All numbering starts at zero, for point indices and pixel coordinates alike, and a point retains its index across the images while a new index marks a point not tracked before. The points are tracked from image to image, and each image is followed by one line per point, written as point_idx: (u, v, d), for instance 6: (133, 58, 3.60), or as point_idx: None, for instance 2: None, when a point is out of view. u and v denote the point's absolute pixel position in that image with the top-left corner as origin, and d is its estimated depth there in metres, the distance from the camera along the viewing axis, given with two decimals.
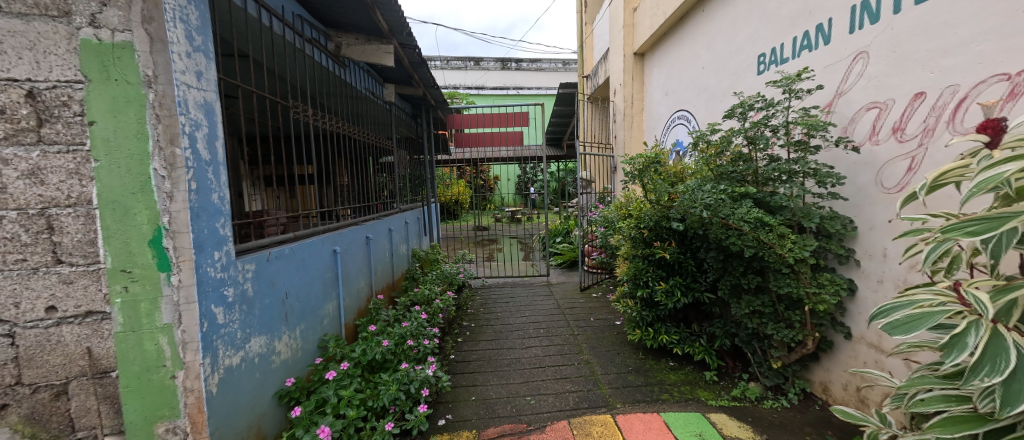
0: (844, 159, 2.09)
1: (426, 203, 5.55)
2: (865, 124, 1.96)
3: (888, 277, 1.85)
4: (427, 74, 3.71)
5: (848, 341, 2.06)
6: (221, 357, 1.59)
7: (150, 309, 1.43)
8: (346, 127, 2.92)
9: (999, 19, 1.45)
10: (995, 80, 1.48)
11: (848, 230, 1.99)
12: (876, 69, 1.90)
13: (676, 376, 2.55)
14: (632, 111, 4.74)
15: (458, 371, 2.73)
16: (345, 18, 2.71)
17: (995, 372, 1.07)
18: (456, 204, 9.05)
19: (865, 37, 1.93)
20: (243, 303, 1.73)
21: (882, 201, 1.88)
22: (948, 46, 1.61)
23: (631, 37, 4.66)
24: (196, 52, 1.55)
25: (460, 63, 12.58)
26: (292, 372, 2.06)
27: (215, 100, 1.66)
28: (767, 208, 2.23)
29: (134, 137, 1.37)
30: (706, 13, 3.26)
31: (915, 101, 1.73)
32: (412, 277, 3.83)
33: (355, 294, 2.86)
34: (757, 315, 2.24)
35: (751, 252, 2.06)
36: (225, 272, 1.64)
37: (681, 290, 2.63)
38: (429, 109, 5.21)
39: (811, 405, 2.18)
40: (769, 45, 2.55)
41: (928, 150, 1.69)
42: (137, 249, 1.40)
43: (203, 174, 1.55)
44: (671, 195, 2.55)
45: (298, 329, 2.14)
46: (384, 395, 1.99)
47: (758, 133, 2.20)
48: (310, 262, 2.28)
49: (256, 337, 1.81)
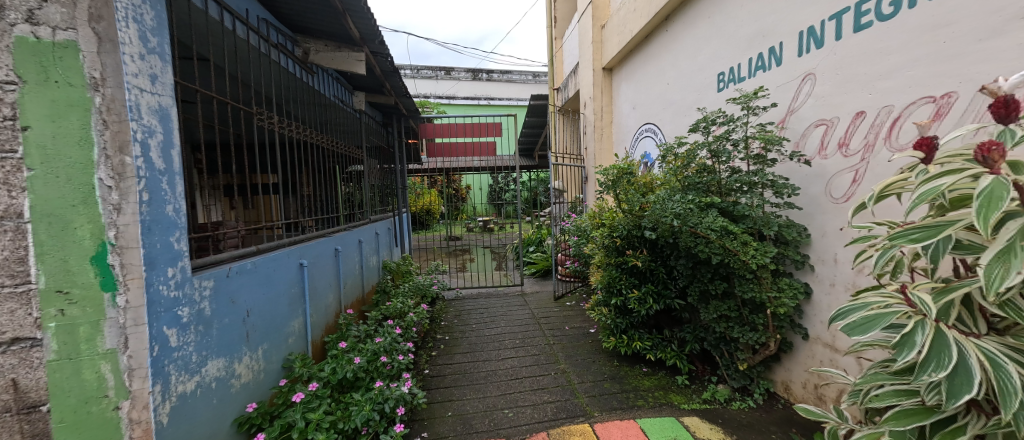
0: (799, 172, 2.25)
1: (398, 213, 5.40)
2: (815, 139, 2.14)
3: (839, 281, 2.01)
4: (399, 83, 3.65)
5: (806, 341, 2.20)
6: (174, 383, 1.48)
7: (90, 333, 1.30)
8: (314, 135, 2.80)
9: (925, 49, 1.64)
10: (922, 102, 1.66)
11: (803, 237, 2.15)
12: (823, 90, 2.07)
13: (650, 381, 2.60)
14: (601, 123, 4.90)
15: (433, 387, 2.64)
16: (314, 24, 2.61)
17: (940, 367, 1.19)
18: (428, 214, 8.91)
19: (812, 60, 2.12)
20: (199, 324, 1.61)
21: (832, 210, 2.04)
22: (885, 70, 1.79)
23: (600, 52, 4.84)
24: (151, 55, 1.46)
25: (431, 73, 12.52)
26: (254, 396, 1.93)
27: (171, 105, 1.55)
28: (731, 217, 2.34)
29: (77, 144, 1.26)
30: (669, 33, 3.46)
31: (857, 120, 1.92)
32: (384, 290, 3.70)
33: (323, 309, 2.73)
34: (724, 319, 2.33)
35: (718, 259, 2.15)
36: (180, 291, 1.53)
37: (653, 297, 2.69)
38: (400, 118, 5.10)
39: (775, 404, 2.30)
40: (728, 65, 2.73)
41: (870, 164, 1.85)
42: (76, 267, 1.27)
43: (157, 184, 1.45)
44: (643, 205, 2.63)
45: (261, 349, 2.01)
46: (356, 416, 1.89)
47: (720, 147, 2.33)
48: (273, 276, 2.15)
49: (214, 360, 1.69)
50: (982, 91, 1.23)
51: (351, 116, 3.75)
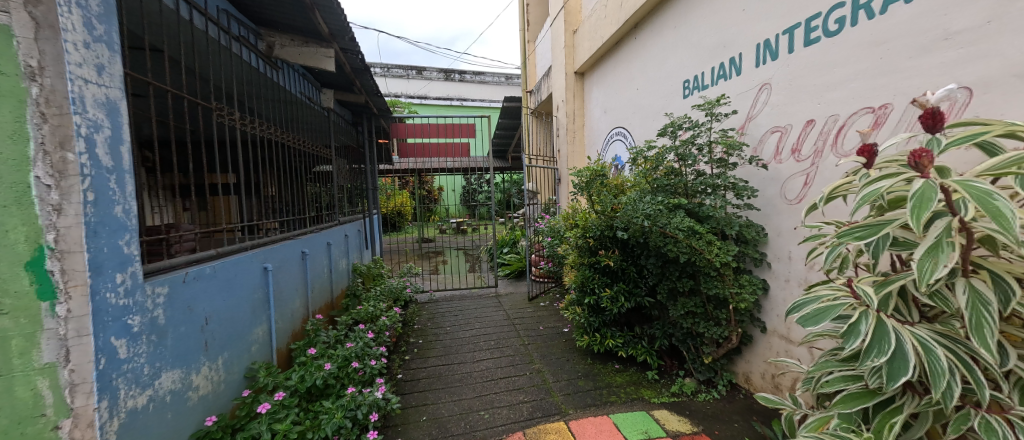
0: (757, 175, 2.39)
1: (368, 215, 5.25)
2: (770, 144, 2.29)
3: (792, 276, 2.16)
4: (370, 81, 3.55)
5: (764, 334, 2.34)
6: (123, 398, 1.37)
7: (25, 346, 1.18)
8: (278, 133, 2.67)
9: (865, 64, 1.80)
10: (863, 112, 1.82)
11: (761, 236, 2.29)
12: (777, 99, 2.23)
13: (622, 377, 2.67)
14: (573, 126, 4.99)
15: (407, 391, 2.59)
16: (279, 17, 2.50)
17: (881, 352, 1.31)
18: (399, 216, 8.73)
19: (768, 71, 2.27)
20: (152, 333, 1.50)
21: (786, 211, 2.19)
22: (831, 82, 1.94)
23: (572, 57, 4.93)
24: (98, 43, 1.35)
25: (401, 72, 12.26)
26: (213, 408, 1.82)
27: (121, 98, 1.44)
28: (696, 218, 2.45)
29: (9, 138, 1.14)
30: (638, 40, 3.59)
31: (807, 127, 2.07)
32: (354, 294, 3.58)
33: (289, 315, 2.61)
34: (691, 315, 2.44)
35: (685, 258, 2.25)
36: (131, 299, 1.41)
37: (625, 296, 2.78)
38: (371, 117, 4.98)
39: (737, 394, 2.43)
40: (693, 73, 2.87)
41: (819, 168, 2.01)
42: (8, 274, 1.15)
43: (103, 182, 1.34)
44: (614, 206, 2.71)
45: (220, 359, 1.89)
46: (327, 425, 1.82)
47: (686, 151, 2.44)
48: (235, 282, 2.04)
49: (169, 372, 1.58)
50: (914, 103, 1.37)
51: (319, 115, 3.62)
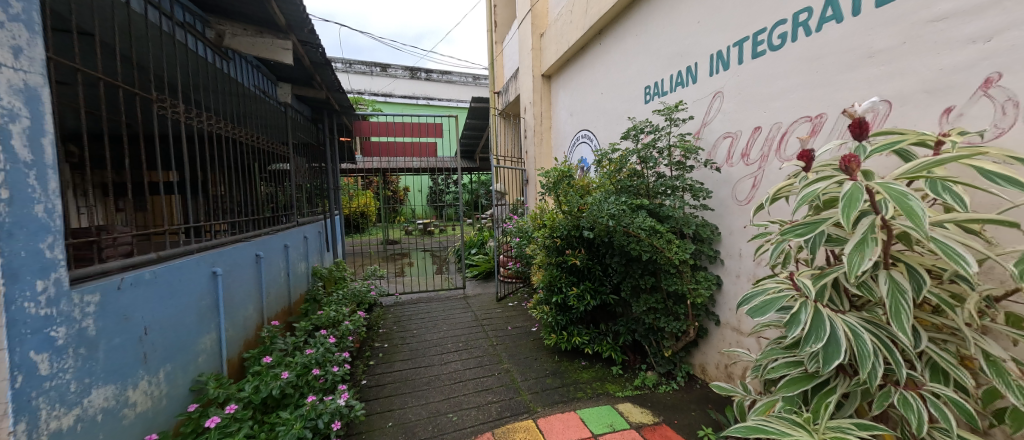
0: (711, 177, 2.54)
1: (329, 216, 5.04)
2: (723, 149, 2.45)
3: (743, 272, 2.31)
4: (331, 76, 3.40)
5: (718, 326, 2.49)
6: (44, 420, 1.22)
7: None
8: (229, 127, 2.50)
9: (805, 77, 1.97)
10: (801, 120, 1.99)
11: (715, 234, 2.44)
12: (729, 107, 2.38)
13: (588, 374, 2.74)
14: (540, 128, 5.06)
15: (372, 397, 2.50)
16: (230, 4, 2.34)
17: (818, 338, 1.44)
18: (363, 217, 8.44)
19: (720, 81, 2.42)
20: (80, 345, 1.35)
21: (737, 211, 2.35)
22: (775, 92, 2.11)
23: (538, 60, 4.99)
24: (14, 22, 1.20)
25: (364, 68, 11.82)
26: (154, 426, 1.66)
27: (43, 85, 1.29)
28: (657, 218, 2.56)
29: None
30: (602, 46, 3.70)
31: (755, 134, 2.23)
32: (314, 298, 3.42)
33: (241, 322, 2.44)
34: (652, 311, 2.55)
35: (648, 256, 2.35)
36: (55, 308, 1.27)
37: (591, 294, 2.85)
38: (331, 114, 4.78)
39: (694, 385, 2.57)
40: (653, 79, 3.01)
41: (765, 171, 2.17)
42: None
43: (21, 178, 1.19)
44: (581, 206, 2.77)
45: (163, 371, 1.74)
46: (284, 436, 1.72)
47: (648, 153, 2.56)
48: (180, 287, 1.88)
49: (101, 388, 1.43)
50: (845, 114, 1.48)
51: (274, 110, 3.42)
